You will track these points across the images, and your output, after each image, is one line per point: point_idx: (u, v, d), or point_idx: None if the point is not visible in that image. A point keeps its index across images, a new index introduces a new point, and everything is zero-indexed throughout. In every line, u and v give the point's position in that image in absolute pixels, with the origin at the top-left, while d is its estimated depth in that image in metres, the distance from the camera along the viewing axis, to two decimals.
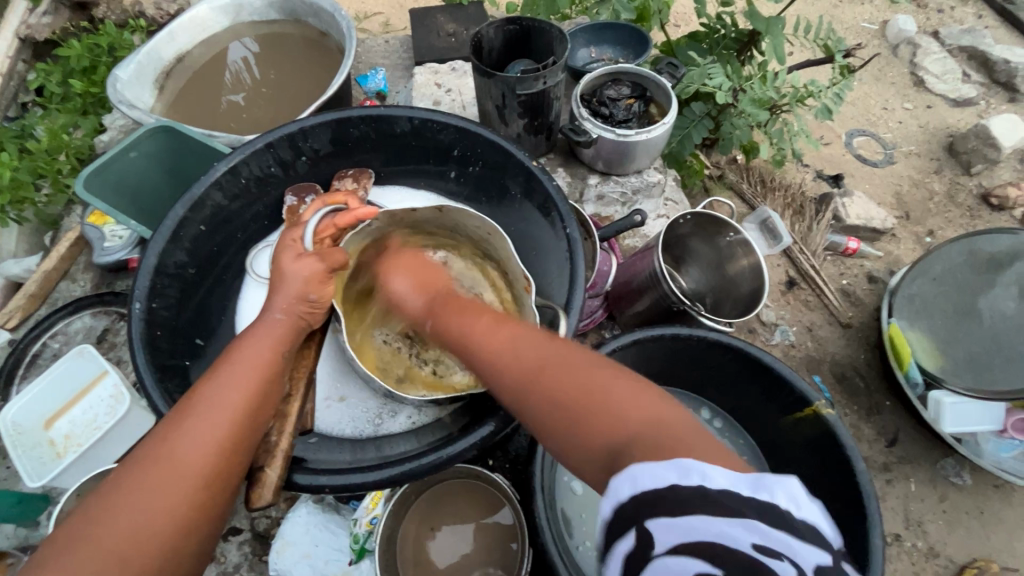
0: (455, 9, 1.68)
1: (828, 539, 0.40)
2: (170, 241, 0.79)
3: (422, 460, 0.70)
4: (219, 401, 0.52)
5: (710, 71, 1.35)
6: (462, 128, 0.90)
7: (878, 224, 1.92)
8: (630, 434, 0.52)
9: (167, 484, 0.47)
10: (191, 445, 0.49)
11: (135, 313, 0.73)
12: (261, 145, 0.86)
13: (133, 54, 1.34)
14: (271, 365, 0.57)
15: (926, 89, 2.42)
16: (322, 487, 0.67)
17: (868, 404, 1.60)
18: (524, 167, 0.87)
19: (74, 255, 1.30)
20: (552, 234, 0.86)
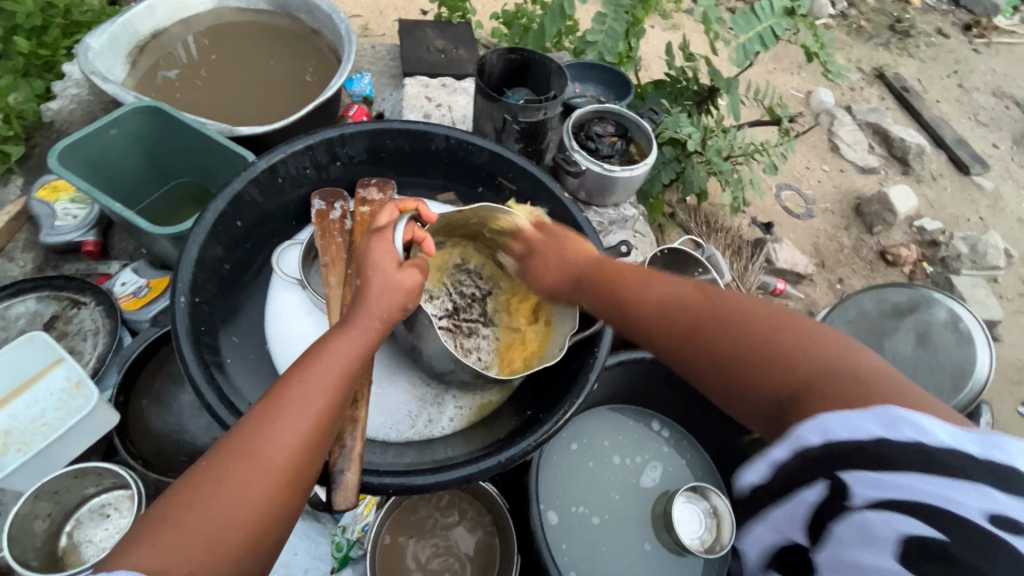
0: (445, 26, 1.73)
1: (942, 460, 0.39)
2: (210, 235, 0.77)
3: (478, 466, 0.72)
4: (311, 399, 0.52)
5: (681, 121, 1.51)
6: (497, 153, 0.95)
7: (801, 269, 2.18)
8: (690, 352, 0.58)
9: (258, 481, 0.47)
10: (277, 441, 0.49)
11: (178, 306, 0.71)
12: (302, 146, 0.86)
13: (106, 24, 1.27)
14: (355, 367, 0.57)
15: (840, 155, 2.78)
16: (388, 488, 0.69)
17: None
18: (556, 197, 0.94)
19: (14, 230, 1.17)
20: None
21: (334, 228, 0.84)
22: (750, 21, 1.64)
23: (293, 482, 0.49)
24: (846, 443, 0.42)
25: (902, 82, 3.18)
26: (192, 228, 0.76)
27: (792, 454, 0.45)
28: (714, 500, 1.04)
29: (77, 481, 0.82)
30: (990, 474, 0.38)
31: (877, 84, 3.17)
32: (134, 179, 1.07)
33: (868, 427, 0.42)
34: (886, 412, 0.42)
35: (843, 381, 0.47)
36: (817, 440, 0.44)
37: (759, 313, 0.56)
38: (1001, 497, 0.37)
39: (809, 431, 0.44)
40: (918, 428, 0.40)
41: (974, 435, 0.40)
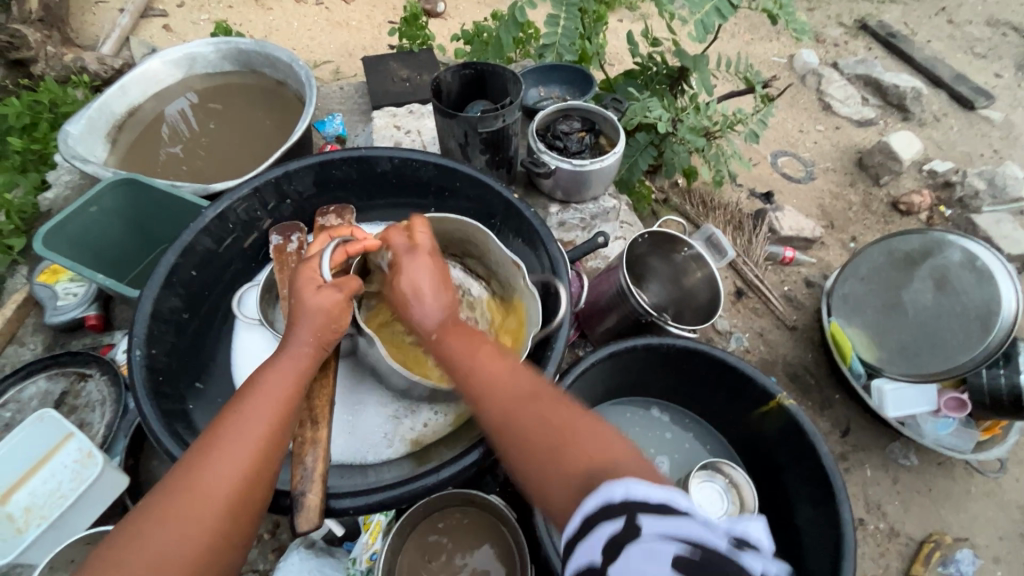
0: (407, 56, 1.76)
1: (673, 509, 0.47)
2: (163, 287, 0.80)
3: (439, 475, 0.74)
4: (248, 429, 0.58)
5: (649, 104, 1.50)
6: (440, 165, 0.96)
7: (808, 233, 2.11)
8: (521, 422, 0.62)
9: (195, 513, 0.53)
10: (216, 474, 0.55)
11: (134, 359, 0.74)
12: (247, 189, 0.89)
13: (84, 110, 1.34)
14: (292, 394, 0.63)
15: (833, 113, 2.71)
16: (354, 510, 0.72)
17: (821, 399, 1.73)
18: (504, 198, 0.94)
19: (23, 316, 1.24)
20: (532, 251, 0.93)
21: (291, 259, 0.89)
22: None
23: (231, 510, 0.55)
24: (636, 503, 0.47)
25: (888, 29, 3.10)
26: (145, 284, 0.79)
27: (598, 508, 0.49)
28: (730, 472, 1.01)
29: (91, 547, 0.85)
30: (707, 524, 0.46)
31: (862, 35, 3.09)
32: (120, 250, 1.11)
33: (657, 498, 0.47)
34: (670, 489, 0.48)
35: (610, 463, 0.54)
36: (619, 497, 0.48)
37: (548, 406, 0.63)
38: (720, 537, 0.46)
39: (611, 490, 0.49)
40: (644, 487, 0.48)
41: (671, 489, 0.48)
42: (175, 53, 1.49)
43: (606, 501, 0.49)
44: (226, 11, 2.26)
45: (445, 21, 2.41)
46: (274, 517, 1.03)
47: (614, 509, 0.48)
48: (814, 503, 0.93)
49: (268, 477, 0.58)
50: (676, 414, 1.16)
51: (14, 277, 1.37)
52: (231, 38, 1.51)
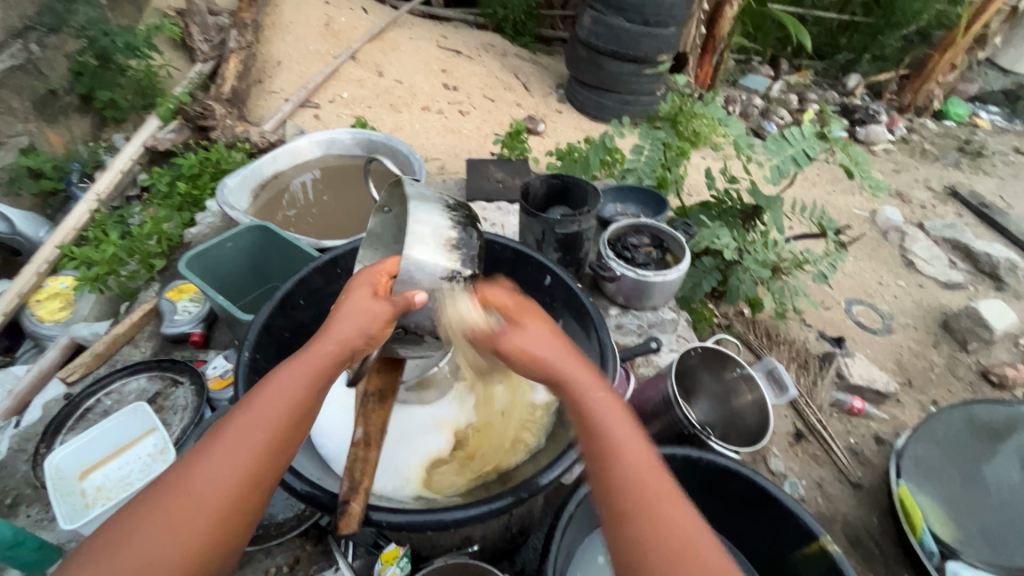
0: (505, 162, 2.02)
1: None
2: (275, 307, 0.95)
3: (465, 511, 0.77)
4: (253, 433, 0.59)
5: (718, 233, 1.60)
6: (517, 250, 1.12)
7: (881, 386, 2.01)
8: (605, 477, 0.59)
9: (186, 510, 0.54)
10: (212, 478, 0.56)
11: (240, 358, 0.86)
12: (358, 244, 1.06)
13: (241, 169, 1.65)
14: (299, 404, 0.62)
15: (917, 270, 2.66)
16: (388, 525, 0.76)
17: (886, 574, 1.53)
18: (567, 284, 1.06)
19: (143, 323, 1.45)
20: (584, 334, 1.02)
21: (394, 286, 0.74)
22: (782, 145, 1.77)
23: (222, 525, 0.55)
24: None
25: (981, 199, 3.09)
26: (263, 302, 0.94)
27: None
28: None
29: None
30: None
31: (951, 201, 3.10)
32: (238, 282, 1.31)
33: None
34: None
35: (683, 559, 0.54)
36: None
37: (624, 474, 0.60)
38: None
39: None
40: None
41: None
42: (320, 136, 1.83)
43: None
44: (364, 109, 2.72)
45: (543, 139, 2.73)
46: (296, 551, 1.06)
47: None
48: None
49: (268, 478, 0.59)
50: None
51: (145, 291, 1.63)
52: (367, 130, 1.83)
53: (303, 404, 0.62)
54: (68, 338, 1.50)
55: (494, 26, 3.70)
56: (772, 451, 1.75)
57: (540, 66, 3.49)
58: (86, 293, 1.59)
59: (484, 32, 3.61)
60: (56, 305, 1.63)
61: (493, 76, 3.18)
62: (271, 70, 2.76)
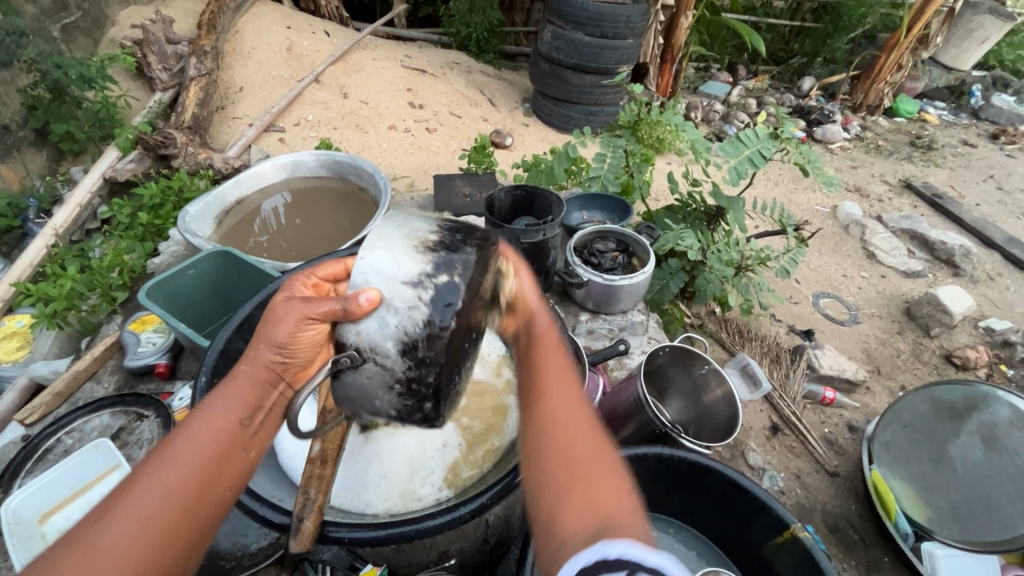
0: (472, 177, 2.04)
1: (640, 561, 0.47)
2: (235, 331, 0.94)
3: (434, 518, 0.77)
4: (169, 475, 0.53)
5: (682, 234, 1.64)
6: None
7: (850, 375, 2.07)
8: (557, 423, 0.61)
9: (87, 567, 0.48)
10: (119, 530, 0.50)
11: (198, 385, 0.85)
12: None
13: (204, 196, 1.63)
14: (224, 439, 0.56)
15: (878, 261, 2.76)
16: (355, 541, 0.75)
17: (866, 559, 1.56)
18: None
19: (105, 358, 1.41)
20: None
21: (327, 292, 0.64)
22: (738, 147, 1.83)
23: None
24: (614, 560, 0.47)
25: (933, 190, 3.22)
26: (221, 327, 0.93)
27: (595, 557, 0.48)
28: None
29: None
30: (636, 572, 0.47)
31: (906, 193, 3.23)
32: (202, 310, 1.29)
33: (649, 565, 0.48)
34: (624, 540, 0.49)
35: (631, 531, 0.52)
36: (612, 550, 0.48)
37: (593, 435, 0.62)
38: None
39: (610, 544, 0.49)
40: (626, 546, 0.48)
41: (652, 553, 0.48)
42: (283, 159, 1.81)
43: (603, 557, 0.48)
44: (330, 131, 2.73)
45: (511, 152, 2.77)
46: None
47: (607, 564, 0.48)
48: None
49: (193, 524, 0.53)
50: (668, 530, 1.13)
51: (108, 325, 1.59)
52: (331, 151, 1.83)
53: (233, 438, 0.56)
54: (26, 378, 1.45)
55: (458, 44, 3.76)
56: (750, 445, 1.78)
57: (505, 81, 3.55)
58: (45, 331, 1.54)
59: (448, 50, 3.66)
60: (14, 345, 1.59)
61: (459, 93, 3.22)
62: (234, 97, 2.75)
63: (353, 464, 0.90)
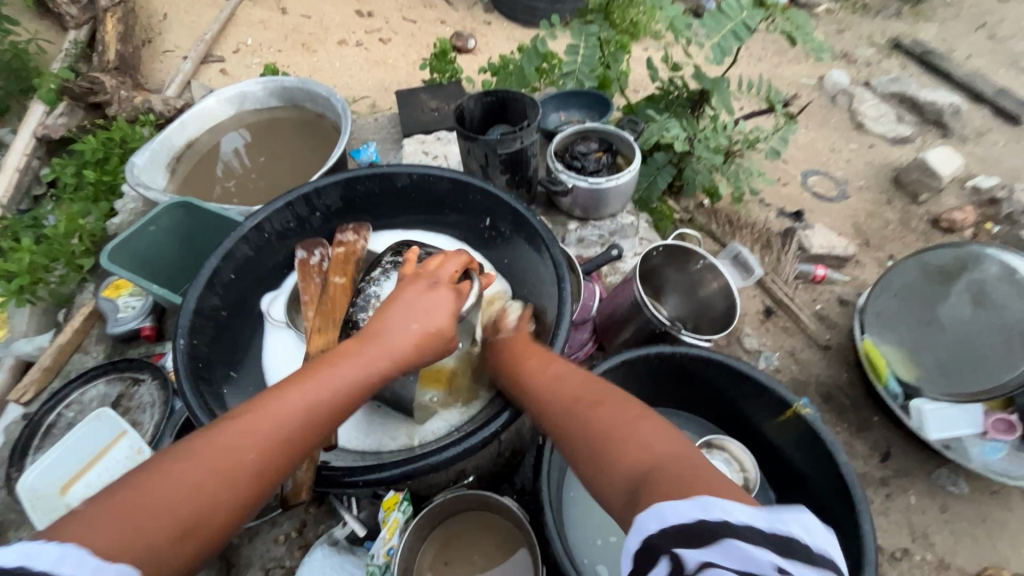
0: (437, 88, 1.89)
1: (696, 531, 0.46)
2: (206, 287, 0.89)
3: (435, 458, 0.79)
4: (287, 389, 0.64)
5: (667, 124, 1.54)
6: (455, 179, 1.04)
7: (841, 251, 2.07)
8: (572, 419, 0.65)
9: (226, 442, 0.57)
10: (246, 424, 0.59)
11: (177, 348, 0.81)
12: (282, 203, 0.99)
13: (148, 143, 1.48)
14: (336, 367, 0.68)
15: (866, 131, 2.67)
16: (376, 483, 0.78)
17: (858, 421, 1.67)
18: (512, 208, 1.01)
19: (88, 328, 1.37)
20: (534, 251, 1.00)
21: (313, 271, 1.00)
22: (720, 21, 1.67)
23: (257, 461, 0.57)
24: (672, 529, 0.47)
25: (923, 47, 3.05)
26: (189, 286, 0.87)
27: (641, 542, 0.49)
28: (733, 447, 1.05)
29: None
30: (685, 540, 0.46)
31: (895, 54, 3.05)
32: (176, 265, 1.22)
33: (694, 518, 0.47)
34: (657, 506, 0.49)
35: (675, 478, 0.52)
36: (655, 526, 0.48)
37: (619, 400, 0.65)
38: (707, 551, 0.45)
39: (648, 519, 0.49)
40: (662, 513, 0.48)
41: (697, 503, 0.48)
42: (228, 92, 1.64)
43: (645, 541, 0.48)
44: (275, 55, 2.47)
45: (475, 56, 2.55)
46: (301, 516, 1.07)
47: (653, 547, 0.48)
48: (833, 515, 0.93)
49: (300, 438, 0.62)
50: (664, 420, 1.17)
51: (81, 294, 1.53)
52: (278, 76, 1.66)
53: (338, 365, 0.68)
54: (12, 357, 1.42)
55: None
56: (745, 331, 1.83)
57: None
58: (16, 308, 1.47)
59: None
60: None
61: None
62: (159, 27, 2.46)
63: (361, 413, 0.97)
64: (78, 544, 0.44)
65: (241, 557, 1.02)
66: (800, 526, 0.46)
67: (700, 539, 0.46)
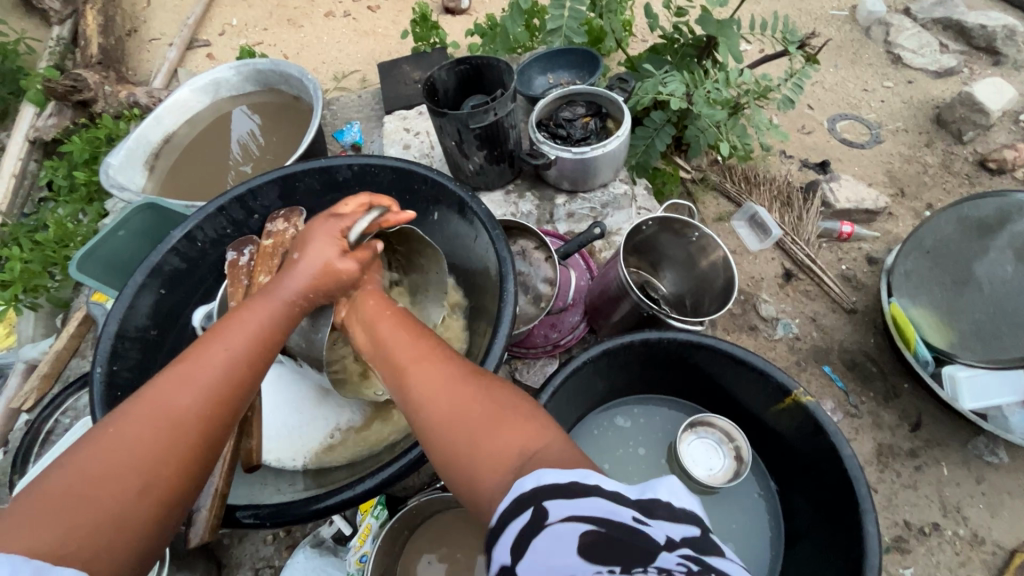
0: (419, 57, 1.78)
1: (564, 487, 0.45)
2: (130, 307, 0.89)
3: (358, 486, 0.76)
4: (209, 362, 0.60)
5: (666, 78, 1.41)
6: (397, 168, 1.00)
7: (870, 204, 1.89)
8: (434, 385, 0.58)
9: (160, 423, 0.54)
10: (174, 400, 0.56)
11: (96, 377, 0.81)
12: (212, 209, 0.98)
13: (123, 142, 1.45)
14: (264, 341, 0.66)
15: (905, 65, 2.40)
16: (318, 511, 0.75)
17: (886, 389, 1.55)
18: (457, 196, 0.96)
19: (83, 332, 1.39)
20: (466, 223, 0.96)
21: (241, 272, 0.91)
22: None
23: (194, 439, 0.55)
24: (550, 488, 0.45)
25: None
26: (114, 304, 0.88)
27: (511, 501, 0.46)
28: (720, 423, 1.01)
29: None
30: (562, 492, 0.44)
31: None
32: None
33: (566, 480, 0.45)
34: (576, 470, 0.46)
35: (559, 459, 0.49)
36: (530, 485, 0.46)
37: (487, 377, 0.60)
38: (585, 507, 0.44)
39: (526, 478, 0.46)
40: (537, 478, 0.46)
41: (573, 472, 0.46)
42: (201, 80, 1.59)
43: (518, 497, 0.45)
44: (261, 34, 2.39)
45: (467, 17, 2.40)
46: None
47: (524, 501, 0.45)
48: (834, 508, 0.85)
49: (228, 419, 0.59)
50: (646, 412, 1.11)
51: (79, 297, 1.55)
52: (250, 59, 1.59)
53: (257, 339, 0.65)
54: (22, 362, 1.45)
55: None
56: (761, 298, 1.70)
57: None
58: (20, 314, 1.50)
59: None
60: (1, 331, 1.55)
61: None
62: (144, 15, 2.40)
63: (298, 430, 0.95)
64: (9, 553, 0.41)
65: (231, 557, 1.04)
66: (668, 491, 0.46)
67: (565, 493, 0.44)
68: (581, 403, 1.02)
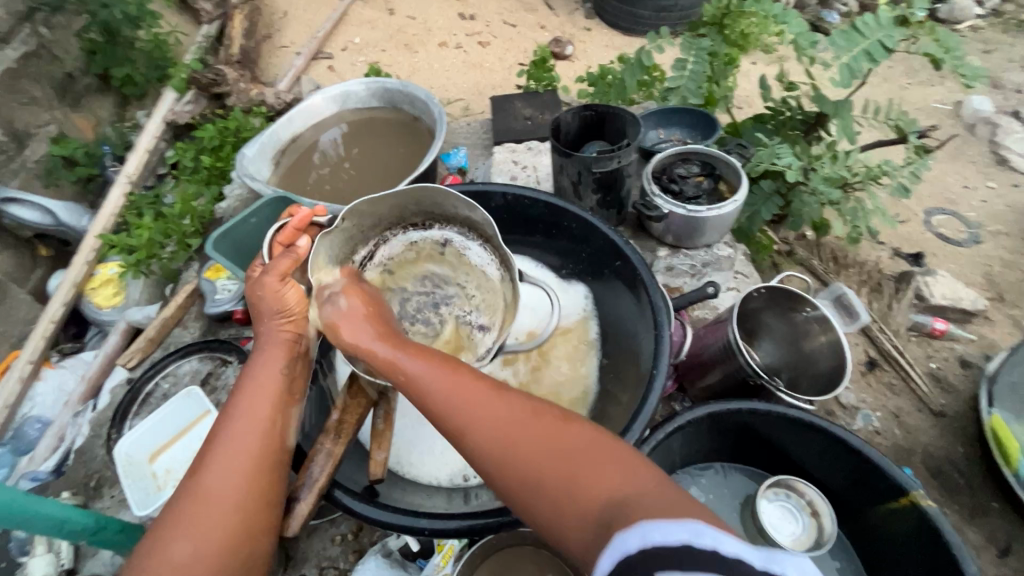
0: (531, 96, 1.86)
1: (693, 555, 0.46)
2: None
3: (466, 520, 0.81)
4: (242, 432, 0.73)
5: (779, 150, 1.41)
6: (550, 203, 1.12)
7: (968, 304, 1.81)
8: (528, 437, 0.65)
9: (208, 502, 0.68)
10: (215, 479, 0.69)
11: None
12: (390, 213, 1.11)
13: (258, 137, 1.58)
14: (276, 390, 0.77)
15: (1010, 168, 2.33)
16: (436, 531, 0.80)
17: (972, 504, 1.44)
18: (611, 238, 1.07)
19: (188, 305, 1.48)
20: (621, 274, 1.06)
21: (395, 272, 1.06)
22: (851, 39, 1.39)
23: (246, 499, 0.69)
24: (660, 548, 0.47)
25: None
26: None
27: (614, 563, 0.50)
28: (803, 488, 0.96)
29: None
30: (696, 545, 0.46)
31: None
32: None
33: (676, 539, 0.47)
34: (689, 526, 0.48)
35: (659, 507, 0.52)
36: (636, 547, 0.49)
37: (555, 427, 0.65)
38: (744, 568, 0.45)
39: (630, 539, 0.50)
40: (642, 535, 0.49)
41: (684, 528, 0.48)
42: (333, 90, 1.71)
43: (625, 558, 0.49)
44: (379, 54, 2.56)
45: (571, 63, 2.51)
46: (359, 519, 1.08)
47: (631, 562, 0.49)
48: None
49: (272, 466, 0.73)
50: (716, 485, 1.06)
51: (186, 271, 1.66)
52: (381, 77, 1.70)
53: (273, 391, 0.77)
54: (125, 323, 1.55)
55: None
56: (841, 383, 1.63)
57: None
58: (133, 279, 1.62)
59: None
60: (110, 290, 1.66)
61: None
62: (278, 23, 2.62)
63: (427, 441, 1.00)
64: None
65: (299, 550, 1.05)
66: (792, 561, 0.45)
67: (678, 557, 0.46)
68: (668, 467, 1.00)
